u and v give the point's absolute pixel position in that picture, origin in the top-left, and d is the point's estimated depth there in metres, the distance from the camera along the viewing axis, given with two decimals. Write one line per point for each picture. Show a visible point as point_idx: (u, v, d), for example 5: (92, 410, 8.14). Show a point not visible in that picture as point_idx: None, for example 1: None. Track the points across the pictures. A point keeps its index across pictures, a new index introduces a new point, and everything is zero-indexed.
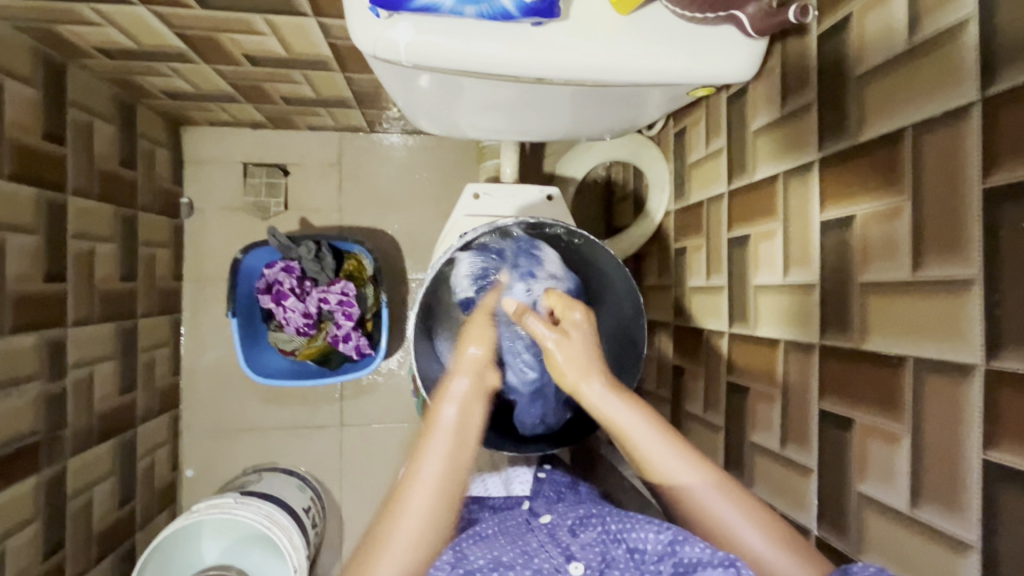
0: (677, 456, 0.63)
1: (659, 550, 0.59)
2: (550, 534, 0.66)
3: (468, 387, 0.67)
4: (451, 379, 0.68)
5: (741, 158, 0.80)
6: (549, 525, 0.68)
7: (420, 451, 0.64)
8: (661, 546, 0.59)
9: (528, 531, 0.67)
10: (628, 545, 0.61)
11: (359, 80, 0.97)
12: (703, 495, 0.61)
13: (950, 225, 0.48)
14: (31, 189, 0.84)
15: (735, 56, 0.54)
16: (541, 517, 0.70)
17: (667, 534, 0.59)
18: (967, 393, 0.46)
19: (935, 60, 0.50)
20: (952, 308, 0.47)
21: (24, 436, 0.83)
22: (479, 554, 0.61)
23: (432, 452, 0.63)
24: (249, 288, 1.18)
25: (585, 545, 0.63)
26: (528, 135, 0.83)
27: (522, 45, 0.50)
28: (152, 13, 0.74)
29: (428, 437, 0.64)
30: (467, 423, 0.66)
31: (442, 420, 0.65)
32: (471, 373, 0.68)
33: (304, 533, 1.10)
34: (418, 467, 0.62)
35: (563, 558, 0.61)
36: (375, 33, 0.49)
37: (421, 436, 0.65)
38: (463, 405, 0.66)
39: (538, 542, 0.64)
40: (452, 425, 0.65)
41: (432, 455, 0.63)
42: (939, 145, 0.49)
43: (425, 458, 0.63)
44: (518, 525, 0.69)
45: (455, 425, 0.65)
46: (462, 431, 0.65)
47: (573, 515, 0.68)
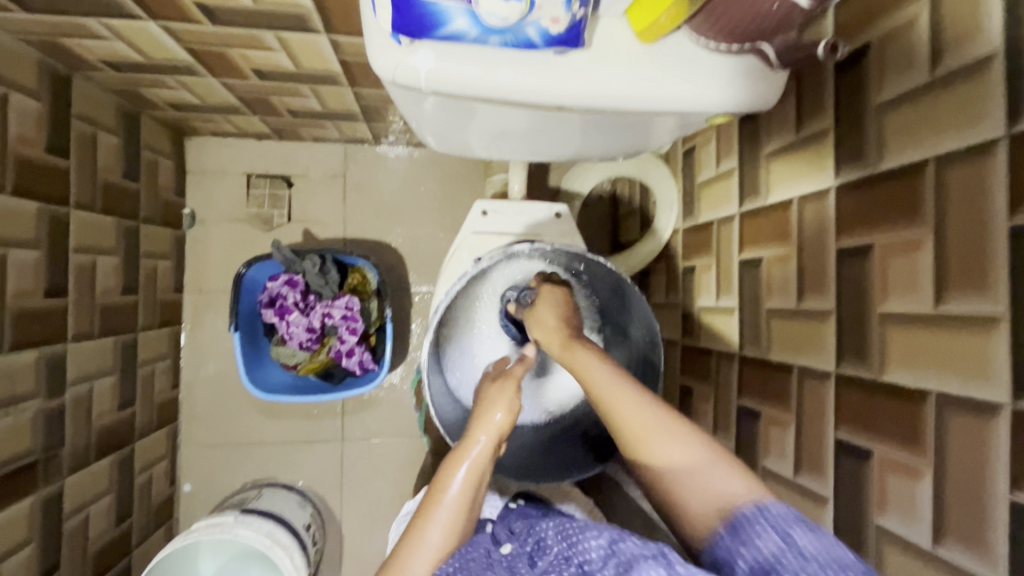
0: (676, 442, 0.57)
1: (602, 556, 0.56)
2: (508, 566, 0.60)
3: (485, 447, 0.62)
4: (470, 437, 0.63)
5: (753, 181, 0.79)
6: (509, 555, 0.62)
7: (424, 514, 0.59)
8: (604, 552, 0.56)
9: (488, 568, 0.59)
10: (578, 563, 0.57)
11: (368, 94, 0.97)
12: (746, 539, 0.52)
13: (975, 261, 0.47)
14: (34, 203, 0.82)
15: (756, 85, 0.54)
16: (501, 546, 0.64)
17: (607, 539, 0.57)
18: (993, 432, 0.45)
19: (959, 94, 0.49)
20: (977, 344, 0.47)
21: (22, 456, 0.81)
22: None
23: (442, 505, 0.59)
24: (251, 301, 1.16)
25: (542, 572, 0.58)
26: (540, 157, 0.82)
27: (544, 74, 0.50)
28: (162, 29, 0.74)
29: (437, 490, 0.60)
30: (478, 476, 0.61)
31: (451, 480, 0.60)
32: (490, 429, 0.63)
33: (304, 552, 1.08)
34: (428, 517, 0.59)
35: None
36: (396, 58, 0.48)
37: (431, 493, 0.61)
38: (477, 464, 0.61)
39: None
40: (462, 490, 0.60)
41: (444, 507, 0.59)
42: (962, 179, 0.49)
43: (434, 510, 0.59)
44: (479, 557, 0.60)
45: (466, 482, 0.60)
46: (472, 485, 0.60)
47: (530, 543, 0.64)
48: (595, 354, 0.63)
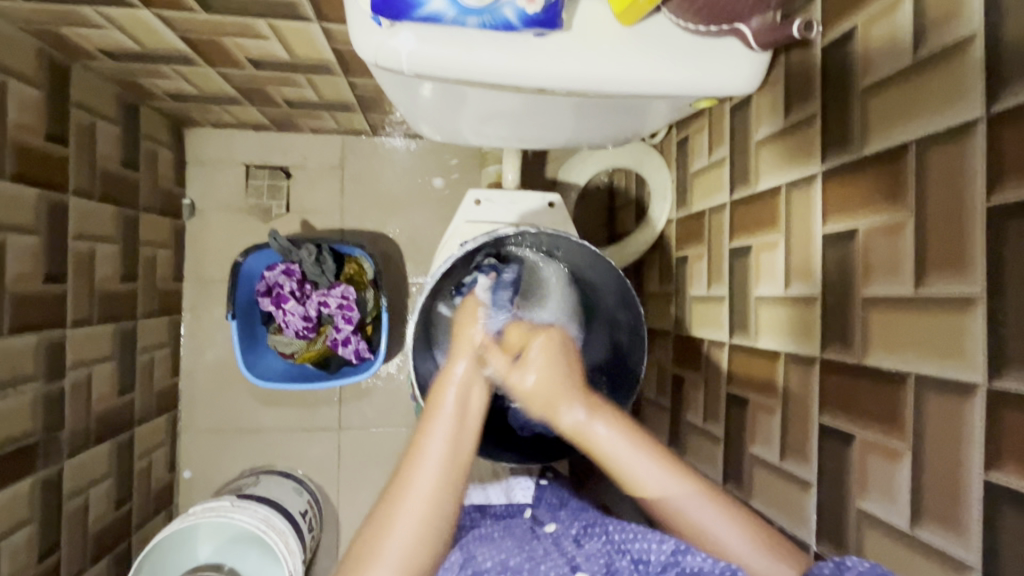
0: (643, 462, 0.63)
1: (662, 560, 0.58)
2: (555, 542, 0.67)
3: (464, 391, 0.65)
4: (452, 364, 0.67)
5: (743, 169, 0.79)
6: (555, 534, 0.69)
7: (419, 437, 0.62)
8: (665, 556, 0.58)
9: (534, 539, 0.67)
10: (631, 556, 0.61)
11: (363, 84, 0.97)
12: (683, 504, 0.60)
13: (953, 242, 0.47)
14: (33, 189, 0.83)
15: (739, 68, 0.54)
16: (546, 526, 0.71)
17: (670, 545, 0.59)
18: (969, 413, 0.46)
19: (940, 75, 0.49)
20: (954, 325, 0.47)
21: (22, 437, 0.82)
22: (488, 556, 0.62)
23: (433, 436, 0.62)
24: (249, 290, 1.17)
25: (590, 556, 0.63)
26: (531, 144, 0.83)
27: (524, 55, 0.50)
28: (156, 16, 0.75)
29: (428, 423, 0.63)
30: (468, 403, 0.65)
31: (442, 406, 0.64)
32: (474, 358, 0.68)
33: (300, 537, 1.09)
34: (419, 456, 0.61)
35: (568, 567, 0.60)
36: (377, 41, 0.49)
37: (421, 423, 0.64)
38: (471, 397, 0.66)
39: (543, 550, 0.64)
40: (454, 413, 0.63)
41: (432, 445, 0.61)
42: (942, 161, 0.49)
43: (427, 436, 0.62)
44: (523, 531, 0.69)
45: (451, 418, 0.63)
46: (462, 415, 0.64)
47: (578, 525, 0.69)
48: (599, 415, 0.67)
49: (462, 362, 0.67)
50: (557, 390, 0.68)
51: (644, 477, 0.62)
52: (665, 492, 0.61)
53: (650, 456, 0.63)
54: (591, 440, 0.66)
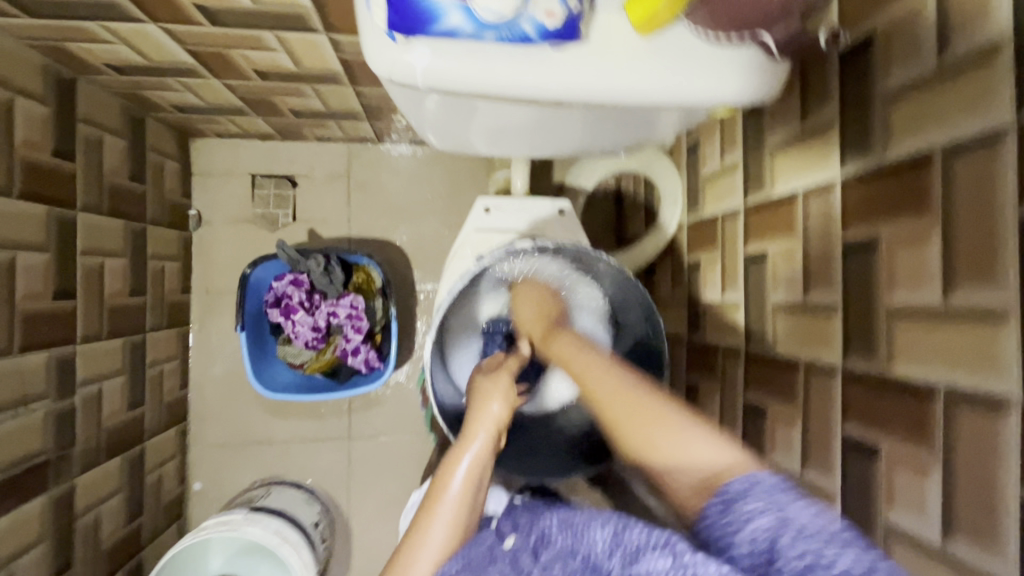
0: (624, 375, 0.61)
1: (606, 549, 0.51)
2: (513, 559, 0.55)
3: (478, 456, 0.62)
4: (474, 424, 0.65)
5: (758, 174, 0.78)
6: (512, 550, 0.57)
7: (428, 509, 0.58)
8: (611, 542, 0.51)
9: (490, 563, 0.54)
10: (585, 559, 0.52)
11: (369, 93, 0.97)
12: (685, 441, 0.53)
13: (984, 252, 0.46)
14: (41, 206, 0.83)
15: (758, 75, 0.53)
16: (504, 541, 0.58)
17: (611, 531, 0.52)
18: (1003, 427, 0.44)
19: (968, 81, 0.48)
20: (987, 337, 0.46)
21: (32, 455, 0.82)
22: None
23: (450, 500, 0.58)
24: (257, 300, 1.16)
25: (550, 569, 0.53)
26: (542, 155, 0.82)
27: (540, 68, 0.49)
28: (163, 30, 0.74)
29: (444, 486, 0.59)
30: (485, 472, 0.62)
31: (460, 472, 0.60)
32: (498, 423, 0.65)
33: (312, 549, 1.09)
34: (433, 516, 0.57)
35: None
36: (392, 57, 0.48)
37: (435, 491, 0.60)
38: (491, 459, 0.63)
39: (500, 574, 0.52)
40: (462, 490, 0.59)
41: (438, 521, 0.57)
42: (970, 169, 0.48)
43: (444, 498, 0.59)
44: (480, 554, 0.55)
45: (462, 491, 0.59)
46: (479, 476, 0.61)
47: (535, 534, 0.59)
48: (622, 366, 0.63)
49: (487, 427, 0.64)
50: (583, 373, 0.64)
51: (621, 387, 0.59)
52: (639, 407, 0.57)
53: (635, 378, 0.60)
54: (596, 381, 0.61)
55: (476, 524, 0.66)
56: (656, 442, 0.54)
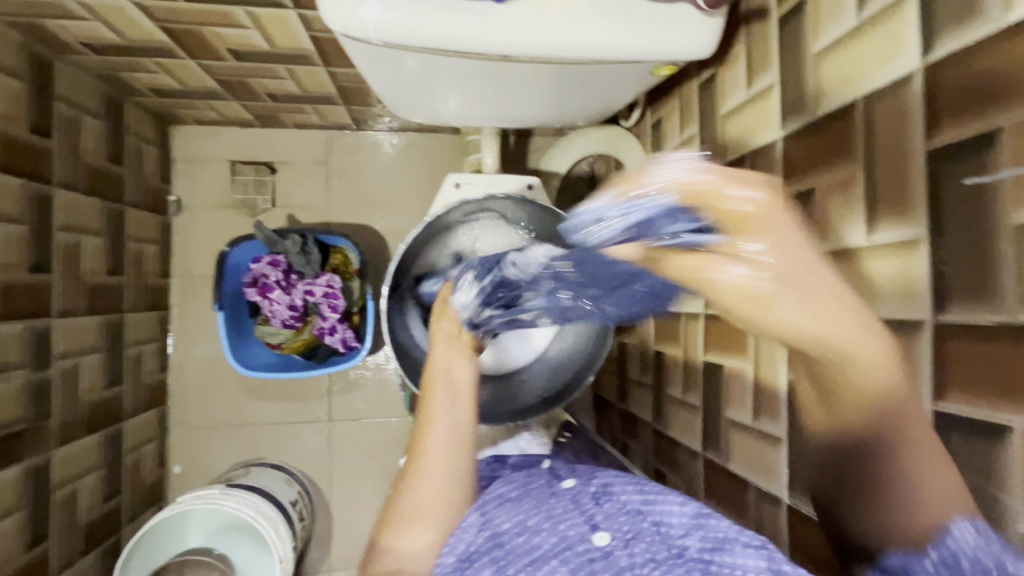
0: (852, 335, 0.37)
1: (686, 525, 0.48)
2: (574, 498, 0.58)
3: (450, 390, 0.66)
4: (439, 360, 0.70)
5: (712, 142, 0.82)
6: (573, 491, 0.60)
7: (419, 445, 0.63)
8: (690, 520, 0.48)
9: (550, 497, 0.59)
10: (653, 519, 0.50)
11: (343, 74, 0.99)
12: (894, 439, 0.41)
13: (898, 188, 0.49)
14: (17, 179, 0.85)
15: (694, 31, 0.56)
16: (563, 483, 0.62)
17: (693, 509, 0.49)
18: (917, 347, 0.48)
19: (881, 32, 0.52)
20: (902, 267, 0.49)
21: (7, 424, 0.83)
22: (505, 519, 0.55)
23: (437, 423, 0.63)
24: (235, 281, 1.18)
25: (610, 514, 0.53)
26: (503, 122, 0.86)
27: (485, 22, 0.53)
28: (137, 6, 0.77)
29: (426, 413, 0.65)
30: (458, 382, 0.67)
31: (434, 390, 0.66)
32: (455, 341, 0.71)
33: (290, 525, 1.10)
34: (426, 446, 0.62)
35: (587, 526, 0.52)
36: (345, 12, 0.51)
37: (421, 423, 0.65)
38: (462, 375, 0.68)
39: (563, 508, 0.56)
40: (444, 420, 0.63)
41: (434, 454, 0.62)
42: (886, 113, 0.51)
43: (430, 426, 0.63)
44: (540, 489, 0.62)
45: (445, 422, 0.63)
46: (451, 389, 0.66)
47: (596, 482, 0.59)
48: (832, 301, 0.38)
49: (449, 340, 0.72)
50: (773, 301, 0.36)
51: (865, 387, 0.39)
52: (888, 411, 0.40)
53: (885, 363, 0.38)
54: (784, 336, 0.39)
55: (530, 461, 0.78)
56: (850, 366, 0.39)
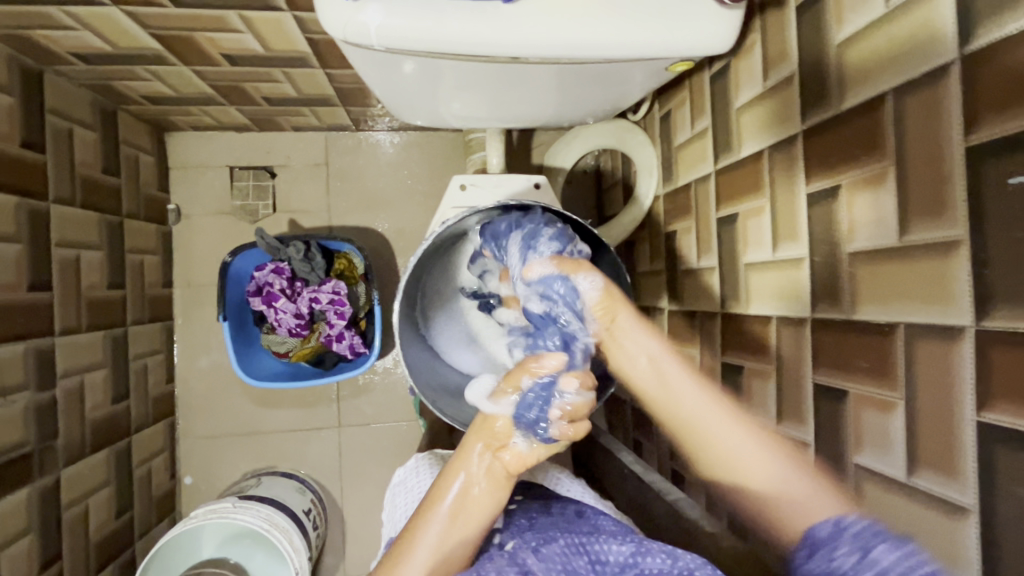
0: (682, 385, 0.69)
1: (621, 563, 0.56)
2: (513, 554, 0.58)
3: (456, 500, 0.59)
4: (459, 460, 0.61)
5: (725, 136, 0.79)
6: (511, 549, 0.59)
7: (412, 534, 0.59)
8: (624, 558, 0.56)
9: (488, 558, 0.57)
10: (591, 557, 0.57)
11: (341, 76, 0.97)
12: (794, 505, 0.59)
13: (934, 187, 0.47)
14: (11, 197, 0.83)
15: (710, 26, 0.54)
16: (504, 543, 0.60)
17: (629, 546, 0.57)
18: (958, 354, 0.45)
19: (912, 21, 0.49)
20: (940, 269, 0.47)
21: (15, 447, 0.82)
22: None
23: (424, 542, 0.57)
24: (239, 290, 1.16)
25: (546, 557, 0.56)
26: (510, 122, 0.83)
27: (491, 24, 0.50)
28: (125, 14, 0.74)
29: (422, 520, 0.59)
30: (468, 506, 0.59)
31: (440, 507, 0.59)
32: (483, 467, 0.61)
33: (304, 535, 1.09)
34: (410, 550, 0.58)
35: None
36: (345, 16, 0.49)
37: (417, 519, 0.60)
38: (473, 500, 0.60)
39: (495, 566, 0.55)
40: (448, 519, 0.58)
41: (416, 558, 0.57)
42: (919, 106, 0.48)
43: (421, 532, 0.58)
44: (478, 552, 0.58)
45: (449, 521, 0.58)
46: (457, 515, 0.59)
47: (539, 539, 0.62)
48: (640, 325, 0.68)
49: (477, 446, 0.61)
50: (695, 406, 0.68)
51: (685, 406, 0.68)
52: (699, 417, 0.67)
53: (699, 387, 0.69)
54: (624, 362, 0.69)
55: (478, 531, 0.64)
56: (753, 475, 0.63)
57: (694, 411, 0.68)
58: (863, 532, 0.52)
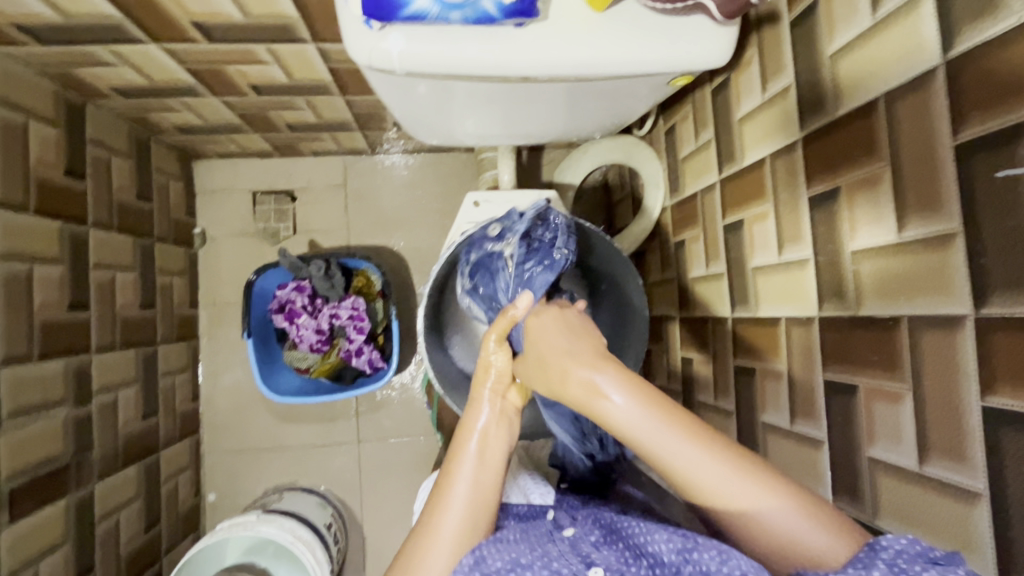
0: (673, 437, 0.51)
1: (675, 561, 0.52)
2: (572, 545, 0.57)
3: (494, 410, 0.64)
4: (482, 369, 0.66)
5: (728, 147, 0.82)
6: (572, 538, 0.58)
7: (448, 471, 0.60)
8: (676, 556, 0.52)
9: (549, 541, 0.57)
10: (649, 560, 0.54)
11: (360, 102, 1.02)
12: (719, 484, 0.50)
13: (929, 185, 0.49)
14: (56, 223, 0.88)
15: (706, 44, 0.58)
16: (564, 530, 0.60)
17: (681, 543, 0.53)
18: (961, 342, 0.47)
19: (899, 31, 0.52)
20: (938, 260, 0.49)
21: (52, 460, 0.85)
22: (496, 555, 0.54)
23: (462, 475, 0.59)
24: (263, 308, 1.21)
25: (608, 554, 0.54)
26: (523, 139, 0.86)
27: (504, 44, 0.54)
28: (164, 50, 0.80)
29: (454, 463, 0.60)
30: (500, 442, 0.63)
31: (466, 449, 0.61)
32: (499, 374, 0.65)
33: (326, 548, 1.10)
34: (448, 494, 0.59)
35: (582, 564, 0.53)
36: (369, 44, 0.53)
37: (444, 468, 0.61)
38: (486, 434, 0.62)
39: (558, 548, 0.56)
40: (480, 443, 0.61)
41: (461, 479, 0.59)
42: (910, 109, 0.51)
43: (454, 481, 0.59)
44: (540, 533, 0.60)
45: (480, 443, 0.62)
46: (489, 453, 0.61)
47: (598, 530, 0.59)
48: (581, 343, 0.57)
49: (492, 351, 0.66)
50: (648, 426, 0.52)
51: (676, 462, 0.50)
52: (695, 467, 0.50)
53: (685, 436, 0.51)
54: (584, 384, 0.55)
55: (536, 513, 0.70)
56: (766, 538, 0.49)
57: (681, 465, 0.51)
58: (907, 552, 0.43)
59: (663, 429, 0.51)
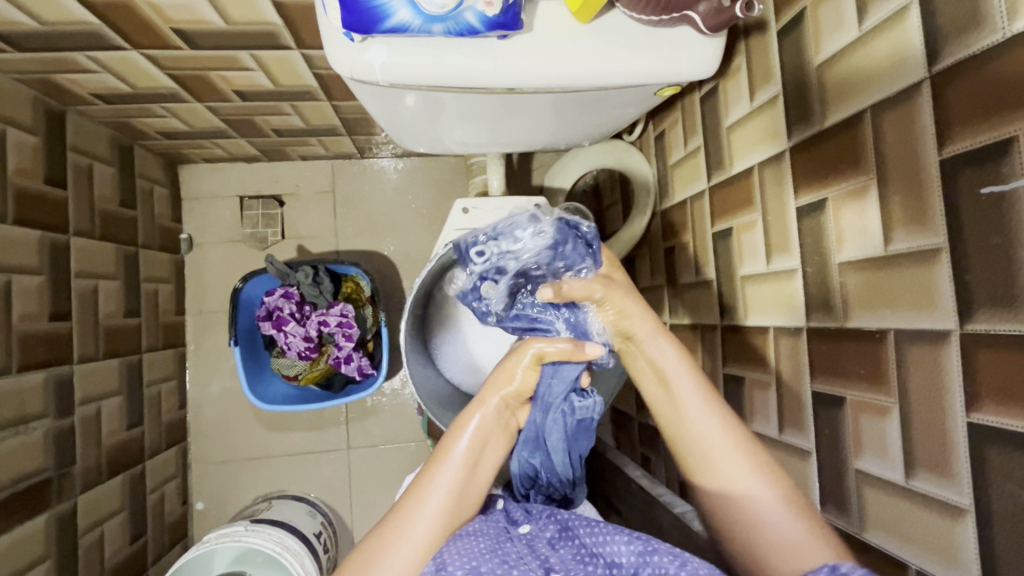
0: (725, 446, 0.61)
1: (634, 563, 0.54)
2: (530, 545, 0.59)
3: (487, 420, 0.68)
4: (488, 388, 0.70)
5: (717, 154, 0.82)
6: (528, 534, 0.61)
7: (434, 462, 0.65)
8: (636, 558, 0.54)
9: (507, 540, 0.59)
10: (605, 560, 0.56)
11: (346, 108, 1.01)
12: (750, 497, 0.58)
13: (915, 199, 0.49)
14: (35, 232, 0.87)
15: (691, 55, 0.57)
16: (519, 525, 0.63)
17: (638, 545, 0.55)
18: (946, 357, 0.47)
19: (885, 44, 0.52)
20: (924, 275, 0.49)
21: (33, 473, 0.84)
22: (458, 562, 0.53)
23: (446, 469, 0.63)
24: (250, 315, 1.19)
25: (564, 557, 0.57)
26: (512, 148, 0.85)
27: (488, 57, 0.54)
28: (144, 57, 0.78)
29: (435, 464, 0.64)
30: (483, 452, 0.67)
31: (454, 450, 0.65)
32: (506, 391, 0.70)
33: (316, 558, 1.09)
34: (425, 493, 0.62)
35: (542, 569, 0.55)
36: (351, 56, 0.52)
37: (430, 463, 0.65)
38: (474, 439, 0.66)
39: (518, 553, 0.57)
40: (466, 451, 0.65)
41: (442, 480, 0.63)
42: (896, 122, 0.51)
43: (437, 473, 0.63)
44: (496, 529, 0.60)
45: (468, 453, 0.65)
46: (473, 462, 0.65)
47: (554, 526, 0.62)
48: (665, 336, 0.67)
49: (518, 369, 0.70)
50: (710, 430, 0.62)
51: (723, 463, 0.60)
52: (735, 472, 0.59)
53: (737, 447, 0.60)
54: (653, 359, 0.67)
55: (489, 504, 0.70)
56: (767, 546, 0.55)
57: (728, 469, 0.60)
58: None
59: (720, 434, 0.61)
